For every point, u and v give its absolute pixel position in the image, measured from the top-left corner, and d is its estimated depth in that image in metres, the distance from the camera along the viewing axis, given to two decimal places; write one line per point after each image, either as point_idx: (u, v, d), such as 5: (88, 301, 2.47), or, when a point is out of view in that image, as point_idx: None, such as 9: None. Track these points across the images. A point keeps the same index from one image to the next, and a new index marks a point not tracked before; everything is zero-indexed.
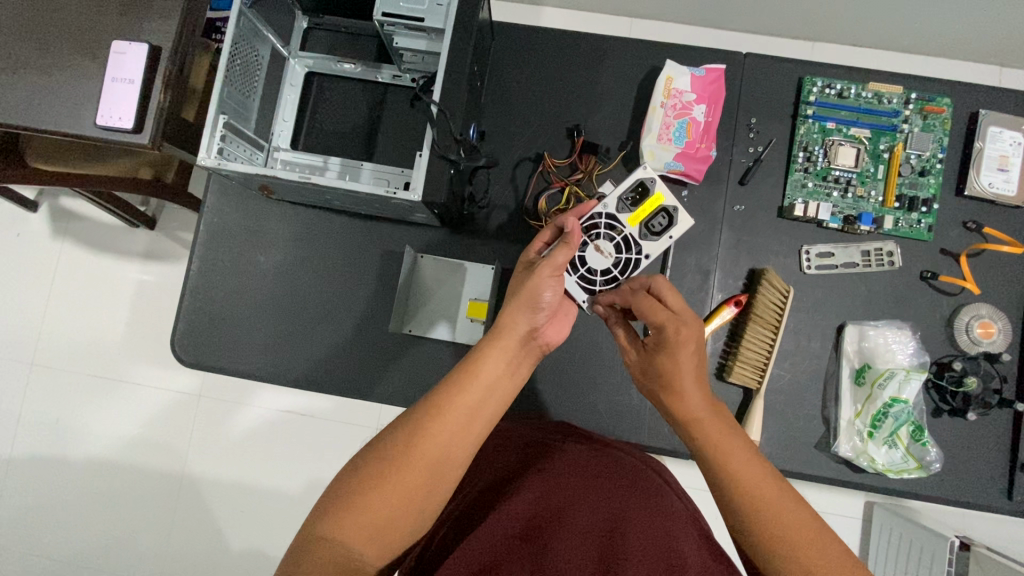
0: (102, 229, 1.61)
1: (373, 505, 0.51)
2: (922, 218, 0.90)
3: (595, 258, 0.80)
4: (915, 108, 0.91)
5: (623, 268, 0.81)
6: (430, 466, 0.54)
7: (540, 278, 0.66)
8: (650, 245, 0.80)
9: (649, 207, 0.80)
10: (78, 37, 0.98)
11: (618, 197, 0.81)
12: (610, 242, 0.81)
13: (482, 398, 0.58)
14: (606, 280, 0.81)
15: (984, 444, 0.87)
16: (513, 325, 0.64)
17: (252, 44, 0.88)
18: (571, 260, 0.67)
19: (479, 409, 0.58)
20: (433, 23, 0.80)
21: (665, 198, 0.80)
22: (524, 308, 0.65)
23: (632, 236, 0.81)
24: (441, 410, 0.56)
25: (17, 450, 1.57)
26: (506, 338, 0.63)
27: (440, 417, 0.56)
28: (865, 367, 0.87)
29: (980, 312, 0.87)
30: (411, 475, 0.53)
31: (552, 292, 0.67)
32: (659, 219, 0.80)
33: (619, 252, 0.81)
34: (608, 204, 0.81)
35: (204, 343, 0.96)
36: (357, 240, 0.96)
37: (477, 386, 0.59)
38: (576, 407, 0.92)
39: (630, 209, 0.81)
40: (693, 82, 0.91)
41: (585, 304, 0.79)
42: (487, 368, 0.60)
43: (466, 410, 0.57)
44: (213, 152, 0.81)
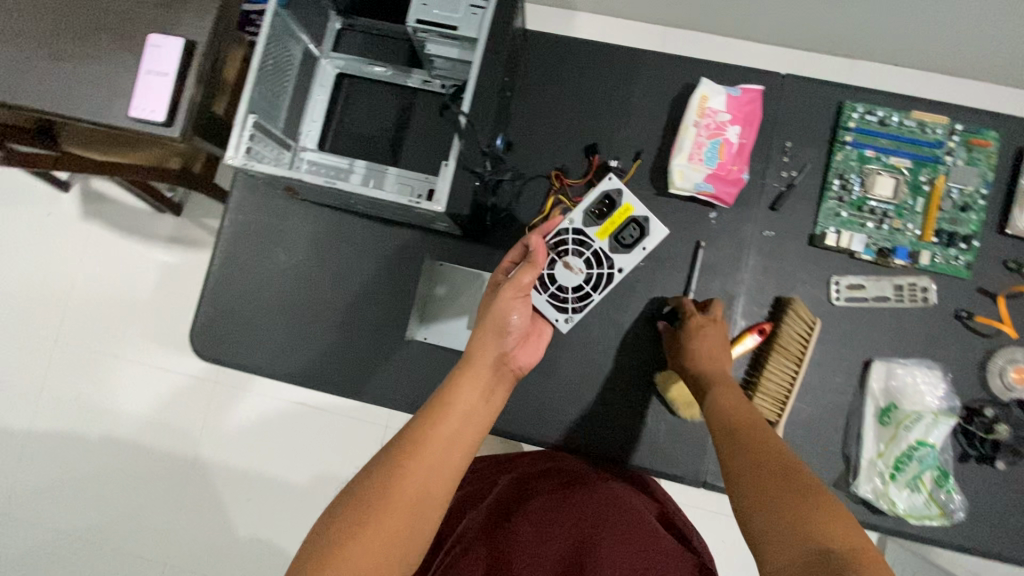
0: (129, 212, 1.63)
1: (354, 555, 0.52)
2: (960, 255, 0.87)
3: (565, 275, 0.84)
4: (959, 140, 0.88)
5: (595, 284, 0.85)
6: (408, 507, 0.57)
7: (506, 301, 0.70)
8: (622, 258, 0.83)
9: (618, 219, 0.83)
10: (116, 28, 0.99)
11: (583, 212, 0.83)
12: (579, 258, 0.84)
13: (455, 430, 0.63)
14: (577, 296, 0.85)
15: (1011, 493, 0.84)
16: (483, 357, 0.69)
17: (285, 44, 0.88)
18: (536, 280, 0.71)
19: (452, 441, 0.63)
20: (467, 32, 0.79)
21: (633, 209, 0.82)
22: (492, 339, 0.70)
23: (602, 250, 0.83)
24: (416, 450, 0.60)
25: (38, 423, 1.61)
26: (474, 372, 0.68)
27: (415, 455, 0.60)
28: (891, 407, 0.84)
29: (1016, 356, 0.85)
30: (392, 517, 0.56)
31: (517, 315, 0.72)
32: (628, 230, 0.83)
33: (589, 268, 0.84)
34: (573, 219, 0.83)
35: (222, 339, 0.97)
36: (378, 244, 0.96)
37: (448, 420, 0.64)
38: (590, 428, 0.90)
39: (597, 223, 0.83)
40: (728, 102, 0.89)
41: (558, 321, 0.85)
42: (459, 402, 0.65)
43: (440, 444, 0.62)
44: (241, 151, 0.81)
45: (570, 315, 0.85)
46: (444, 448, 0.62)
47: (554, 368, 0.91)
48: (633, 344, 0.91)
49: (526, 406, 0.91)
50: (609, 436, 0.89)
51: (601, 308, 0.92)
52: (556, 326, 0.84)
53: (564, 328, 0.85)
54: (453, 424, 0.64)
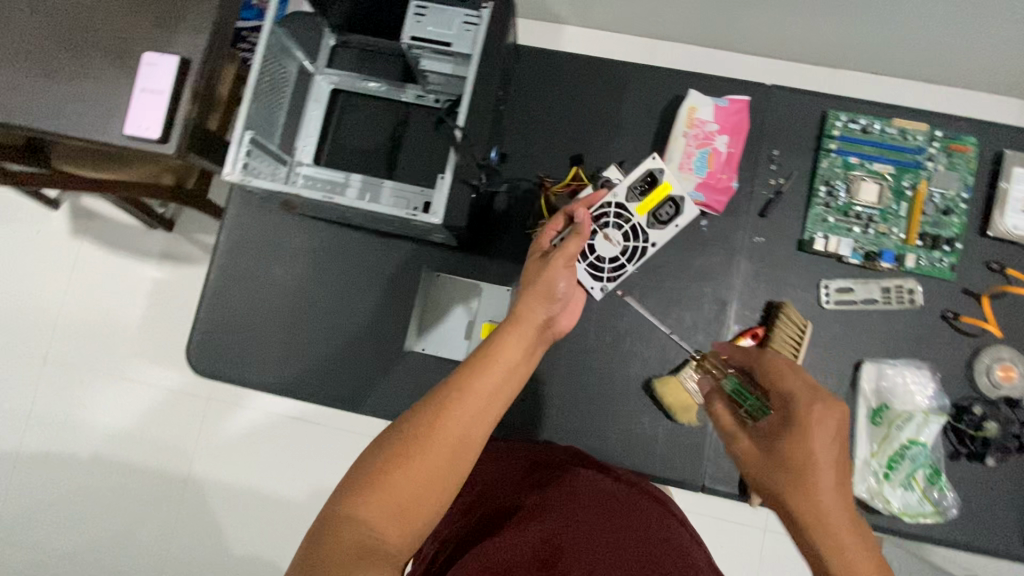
0: (120, 228, 1.63)
1: (397, 486, 0.54)
2: (945, 257, 0.89)
3: (604, 246, 0.85)
4: (940, 146, 0.91)
5: (630, 256, 0.86)
6: (450, 448, 0.57)
7: (554, 268, 0.70)
8: (657, 233, 0.84)
9: (657, 196, 0.83)
10: (110, 46, 1.00)
11: (627, 188, 0.84)
12: (618, 231, 0.85)
13: (500, 382, 0.62)
14: (613, 266, 0.86)
15: (1002, 489, 0.86)
16: (530, 315, 0.68)
17: (281, 61, 0.89)
18: (582, 250, 0.71)
19: (498, 391, 0.61)
20: (460, 49, 0.81)
21: (672, 188, 0.83)
22: (540, 302, 0.68)
23: (640, 225, 0.84)
24: (461, 394, 0.59)
25: (26, 443, 1.59)
26: (520, 330, 0.66)
27: (462, 398, 0.59)
28: (883, 407, 0.86)
29: (1002, 355, 0.87)
30: (434, 455, 0.56)
31: (565, 283, 0.71)
32: (666, 208, 0.84)
33: (627, 240, 0.85)
34: (617, 193, 0.84)
35: (219, 354, 0.97)
36: (375, 257, 0.97)
37: (496, 368, 0.62)
38: (588, 435, 0.90)
39: (638, 198, 0.84)
40: (716, 112, 0.91)
41: (595, 289, 0.87)
42: (504, 353, 0.64)
43: (487, 391, 0.60)
44: (238, 167, 0.81)
45: (606, 283, 0.87)
46: (487, 398, 0.60)
47: (551, 375, 0.92)
48: (629, 350, 0.92)
49: (525, 414, 0.92)
50: (607, 442, 0.90)
51: (597, 316, 0.93)
52: (591, 294, 0.86)
53: (597, 295, 0.87)
54: (498, 375, 0.62)
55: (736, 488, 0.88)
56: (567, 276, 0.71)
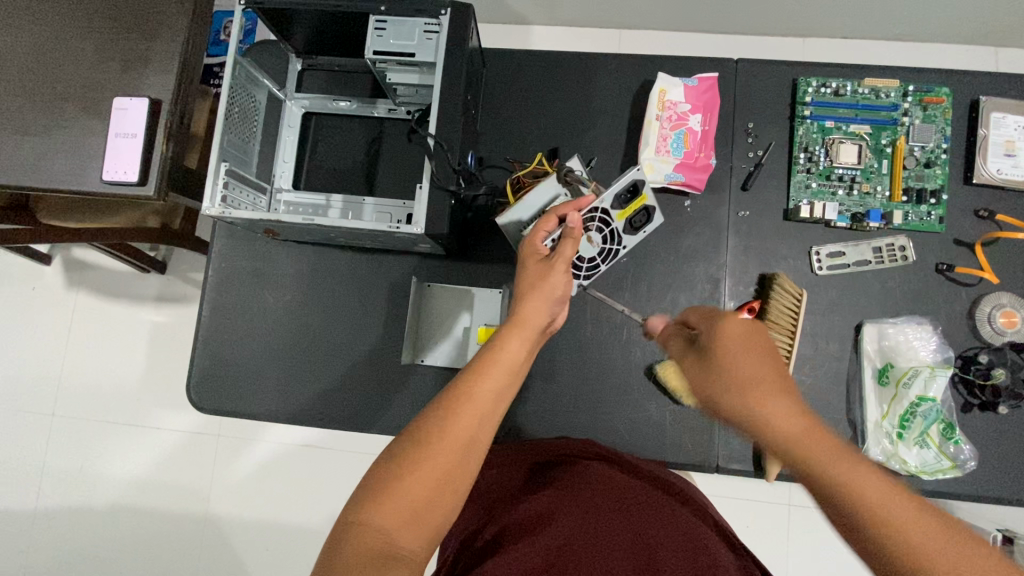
0: (114, 275, 1.63)
1: (411, 489, 0.52)
2: (932, 210, 0.89)
3: (584, 248, 0.83)
4: (913, 100, 0.91)
5: (604, 257, 0.86)
6: (460, 448, 0.55)
7: (556, 271, 0.69)
8: (630, 238, 0.86)
9: (637, 204, 0.82)
10: (81, 95, 1.01)
11: (614, 194, 0.80)
12: (599, 234, 0.83)
13: (505, 380, 0.60)
14: (588, 265, 0.86)
15: (1019, 436, 0.84)
16: (535, 316, 0.66)
17: (249, 90, 0.90)
18: (576, 252, 0.71)
19: (502, 393, 0.60)
20: (425, 57, 0.81)
21: (650, 197, 0.83)
22: (543, 302, 0.67)
23: (618, 230, 0.84)
24: (468, 394, 0.57)
25: (43, 500, 1.59)
26: (524, 330, 0.64)
27: (469, 400, 0.57)
28: (887, 366, 0.85)
29: (1001, 301, 0.86)
30: (445, 455, 0.54)
31: (563, 286, 0.69)
32: (641, 215, 0.84)
33: (604, 243, 0.84)
34: (603, 201, 0.79)
35: (218, 388, 0.96)
36: (363, 274, 0.97)
37: (501, 368, 0.60)
38: (596, 427, 0.90)
39: (622, 205, 0.81)
40: (686, 92, 0.91)
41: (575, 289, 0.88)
42: (508, 353, 0.62)
43: (493, 392, 0.58)
44: (217, 200, 0.82)
45: (581, 281, 0.87)
46: (493, 399, 0.59)
47: (552, 372, 0.92)
48: (627, 338, 0.92)
49: (530, 414, 0.91)
50: (616, 432, 0.89)
51: (591, 307, 0.93)
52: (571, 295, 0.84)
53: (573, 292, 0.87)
54: (502, 375, 0.60)
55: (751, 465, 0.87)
56: (565, 278, 0.70)
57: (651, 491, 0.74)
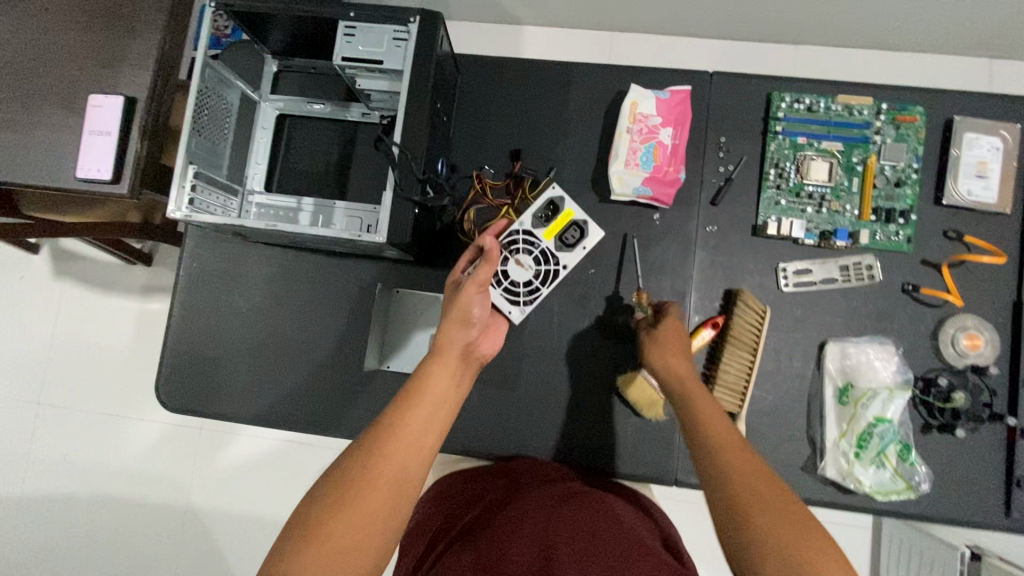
0: (101, 266, 1.64)
1: (341, 528, 0.53)
2: (900, 230, 0.89)
3: (516, 271, 0.86)
4: (887, 118, 0.90)
5: (543, 280, 0.87)
6: (393, 481, 0.57)
7: (468, 296, 0.73)
8: (567, 256, 0.87)
9: (562, 221, 0.86)
10: (56, 91, 1.01)
11: (532, 215, 0.86)
12: (529, 256, 0.86)
13: (427, 412, 0.63)
14: (527, 291, 0.87)
15: (982, 459, 0.84)
16: (456, 346, 0.71)
17: (220, 92, 0.90)
18: (492, 275, 0.75)
19: (431, 422, 0.63)
20: (392, 65, 0.81)
21: (574, 211, 0.87)
22: (456, 327, 0.72)
23: (549, 249, 0.86)
24: (396, 427, 0.61)
25: (28, 487, 1.61)
26: (443, 360, 0.69)
27: (396, 433, 0.60)
28: (848, 386, 0.85)
29: (965, 323, 0.85)
30: (375, 491, 0.56)
31: (478, 308, 0.75)
32: (572, 232, 0.86)
33: (538, 264, 0.87)
34: (523, 222, 0.86)
35: (188, 389, 0.97)
36: (333, 278, 0.97)
37: (427, 399, 0.64)
38: (558, 438, 0.90)
39: (541, 224, 0.86)
40: (658, 105, 0.91)
41: (515, 313, 0.87)
42: (433, 384, 0.66)
43: (419, 422, 0.62)
44: (183, 203, 0.83)
45: (523, 307, 0.87)
46: (421, 428, 0.62)
47: (517, 381, 0.92)
48: (593, 350, 0.92)
49: (494, 421, 0.91)
50: (577, 442, 0.90)
51: (557, 316, 0.93)
52: (509, 318, 0.86)
53: (515, 319, 0.87)
54: (430, 406, 0.64)
55: None
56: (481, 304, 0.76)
57: (588, 488, 0.75)
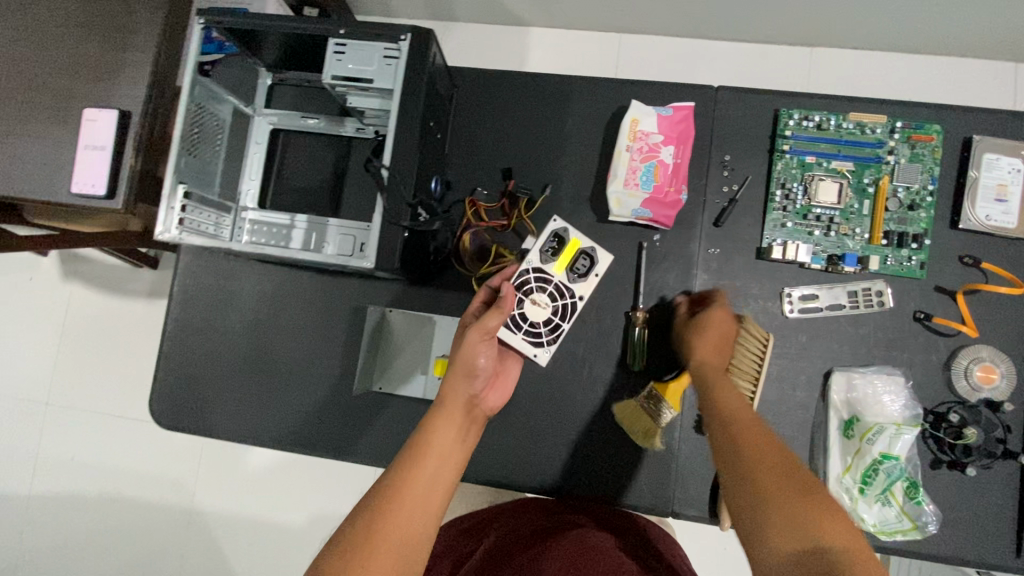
0: (108, 270, 1.65)
1: None
2: (913, 255, 0.85)
3: (534, 311, 0.84)
4: (901, 137, 0.86)
5: (561, 315, 0.86)
6: (398, 543, 0.59)
7: (472, 344, 0.74)
8: (581, 286, 0.86)
9: (571, 251, 0.86)
10: (52, 104, 1.00)
11: (540, 250, 0.85)
12: (544, 293, 0.84)
13: (431, 470, 0.66)
14: (548, 330, 0.85)
15: (995, 497, 0.80)
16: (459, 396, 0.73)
17: (212, 109, 0.88)
18: (502, 322, 0.75)
19: (435, 480, 0.65)
20: (382, 84, 0.78)
21: (581, 240, 0.86)
22: (460, 380, 0.74)
23: (563, 283, 0.85)
24: (401, 485, 0.63)
25: (38, 487, 1.63)
26: (446, 413, 0.71)
27: (400, 492, 0.62)
28: (854, 420, 0.81)
29: (980, 354, 0.81)
30: (380, 555, 0.57)
31: (484, 357, 0.76)
32: (582, 261, 0.86)
33: (555, 301, 0.85)
34: (532, 259, 0.84)
35: (182, 406, 0.97)
36: (327, 297, 0.96)
37: (431, 455, 0.67)
38: (552, 465, 0.88)
39: (550, 258, 0.85)
40: (659, 122, 0.87)
41: (539, 355, 0.85)
42: (438, 440, 0.68)
43: (422, 481, 0.64)
44: (173, 225, 0.82)
45: (547, 347, 0.85)
46: (425, 486, 0.64)
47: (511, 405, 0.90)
48: (589, 375, 0.89)
49: (486, 446, 0.89)
50: (571, 469, 0.87)
51: None
52: (537, 362, 0.84)
53: (542, 361, 0.85)
54: (433, 462, 0.66)
55: (706, 511, 0.85)
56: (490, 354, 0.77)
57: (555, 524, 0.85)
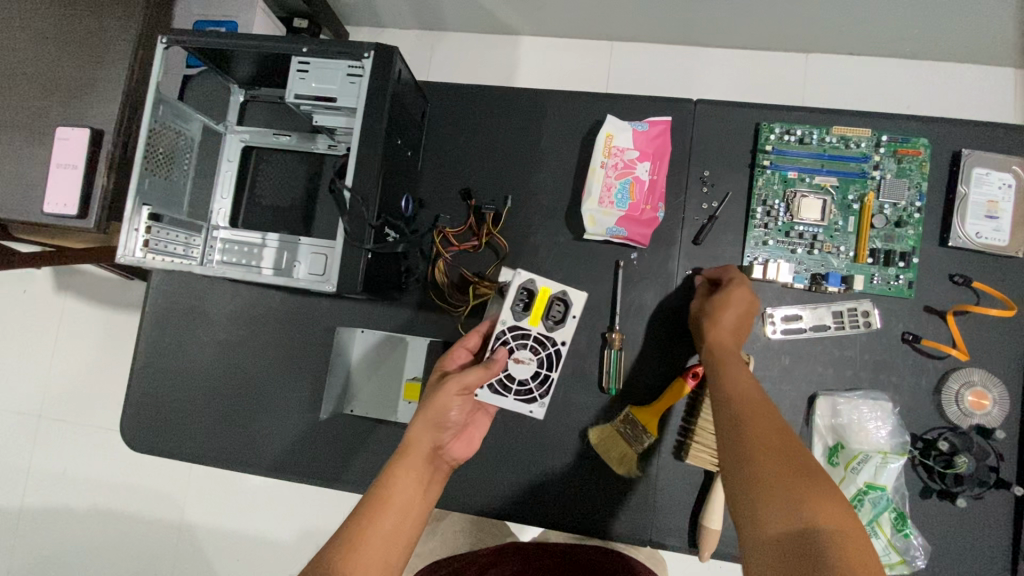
0: (98, 283, 1.65)
1: None
2: (900, 273, 0.81)
3: (518, 369, 0.76)
4: (887, 151, 0.83)
5: (549, 366, 0.77)
6: None
7: (448, 397, 0.67)
8: (562, 332, 0.77)
9: (542, 301, 0.77)
10: (27, 123, 1.00)
11: (509, 308, 0.76)
12: (526, 348, 0.77)
13: (391, 526, 0.61)
14: (539, 383, 0.77)
15: (989, 529, 0.76)
16: (423, 446, 0.66)
17: (180, 128, 0.87)
18: (481, 379, 0.69)
19: (392, 537, 0.60)
20: (347, 102, 0.77)
21: (550, 286, 0.77)
22: (431, 429, 0.66)
23: (541, 333, 0.77)
24: (355, 544, 0.58)
25: (28, 501, 1.63)
26: (412, 461, 0.65)
27: (354, 551, 0.57)
28: (838, 447, 0.78)
29: (972, 378, 0.78)
30: None
31: (457, 411, 0.69)
32: (557, 308, 0.77)
33: (538, 353, 0.77)
34: (504, 319, 0.76)
35: (153, 428, 0.95)
36: (299, 317, 0.94)
37: (390, 509, 0.62)
38: (525, 492, 0.85)
39: (523, 313, 0.76)
40: (635, 138, 0.85)
41: (536, 412, 0.76)
42: (399, 491, 0.63)
43: (378, 539, 0.59)
44: (138, 248, 0.81)
45: (541, 401, 0.76)
46: (381, 545, 0.59)
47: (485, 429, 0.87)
48: (565, 399, 0.86)
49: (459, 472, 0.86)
50: (546, 497, 0.84)
51: None
52: (534, 420, 0.75)
53: (541, 416, 0.76)
54: (392, 517, 0.61)
55: (685, 541, 0.82)
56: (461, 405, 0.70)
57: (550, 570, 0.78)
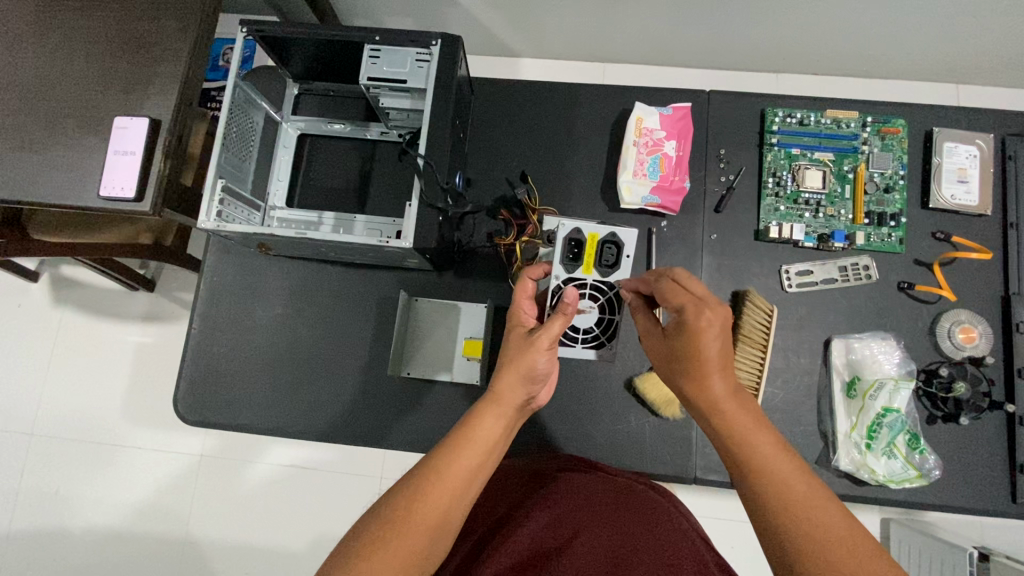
0: (101, 293, 1.58)
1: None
2: (893, 232, 0.94)
3: (580, 320, 0.78)
4: (872, 130, 0.97)
5: (612, 310, 0.79)
6: (431, 528, 0.54)
7: (538, 350, 0.65)
8: (618, 275, 0.78)
9: (593, 245, 0.77)
10: (82, 113, 1.04)
11: (560, 262, 0.78)
12: (586, 299, 0.78)
13: (478, 463, 0.59)
14: (604, 329, 0.79)
15: (984, 447, 0.88)
16: (511, 395, 0.64)
17: (248, 113, 0.94)
18: (565, 330, 0.67)
19: (478, 473, 0.59)
20: (416, 83, 0.86)
21: (598, 231, 0.78)
22: (520, 380, 0.64)
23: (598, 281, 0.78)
24: (443, 472, 0.57)
25: (15, 525, 1.49)
26: (500, 410, 0.63)
27: (441, 476, 0.56)
28: (855, 379, 0.89)
29: (959, 318, 0.90)
30: (412, 538, 0.52)
31: (547, 360, 0.67)
32: (608, 251, 0.78)
33: (598, 301, 0.78)
34: (558, 273, 0.77)
35: (207, 401, 0.97)
36: (354, 290, 0.99)
37: (476, 449, 0.60)
38: (577, 439, 0.92)
39: (574, 263, 0.78)
40: (661, 120, 0.97)
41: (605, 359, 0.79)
42: (484, 433, 0.61)
43: (466, 472, 0.58)
44: (212, 215, 0.85)
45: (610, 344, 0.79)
46: (467, 479, 0.58)
47: None
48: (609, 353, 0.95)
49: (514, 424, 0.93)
50: (596, 442, 0.92)
51: None
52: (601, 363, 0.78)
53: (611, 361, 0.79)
54: (479, 456, 0.59)
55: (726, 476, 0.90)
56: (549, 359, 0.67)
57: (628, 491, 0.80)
